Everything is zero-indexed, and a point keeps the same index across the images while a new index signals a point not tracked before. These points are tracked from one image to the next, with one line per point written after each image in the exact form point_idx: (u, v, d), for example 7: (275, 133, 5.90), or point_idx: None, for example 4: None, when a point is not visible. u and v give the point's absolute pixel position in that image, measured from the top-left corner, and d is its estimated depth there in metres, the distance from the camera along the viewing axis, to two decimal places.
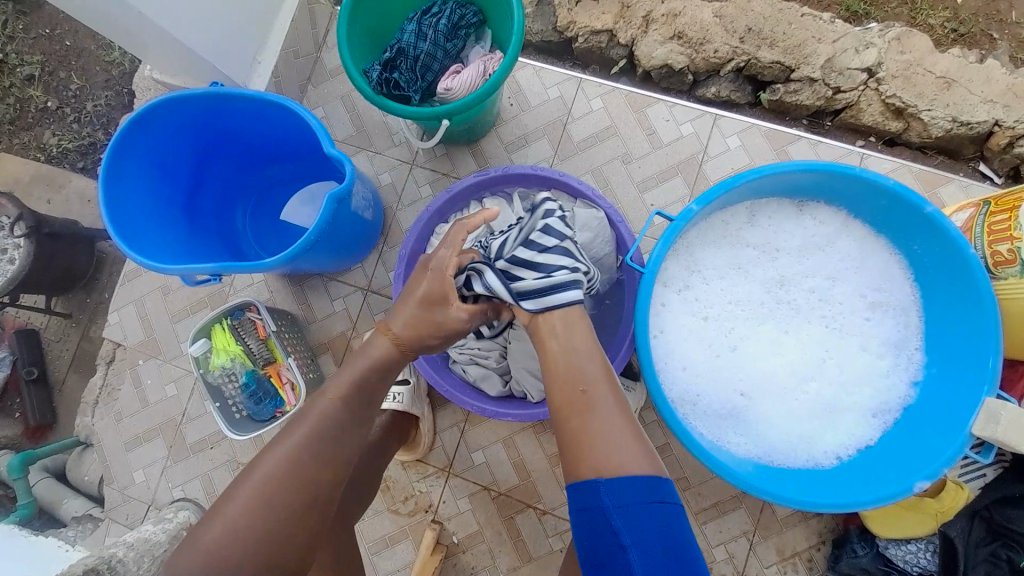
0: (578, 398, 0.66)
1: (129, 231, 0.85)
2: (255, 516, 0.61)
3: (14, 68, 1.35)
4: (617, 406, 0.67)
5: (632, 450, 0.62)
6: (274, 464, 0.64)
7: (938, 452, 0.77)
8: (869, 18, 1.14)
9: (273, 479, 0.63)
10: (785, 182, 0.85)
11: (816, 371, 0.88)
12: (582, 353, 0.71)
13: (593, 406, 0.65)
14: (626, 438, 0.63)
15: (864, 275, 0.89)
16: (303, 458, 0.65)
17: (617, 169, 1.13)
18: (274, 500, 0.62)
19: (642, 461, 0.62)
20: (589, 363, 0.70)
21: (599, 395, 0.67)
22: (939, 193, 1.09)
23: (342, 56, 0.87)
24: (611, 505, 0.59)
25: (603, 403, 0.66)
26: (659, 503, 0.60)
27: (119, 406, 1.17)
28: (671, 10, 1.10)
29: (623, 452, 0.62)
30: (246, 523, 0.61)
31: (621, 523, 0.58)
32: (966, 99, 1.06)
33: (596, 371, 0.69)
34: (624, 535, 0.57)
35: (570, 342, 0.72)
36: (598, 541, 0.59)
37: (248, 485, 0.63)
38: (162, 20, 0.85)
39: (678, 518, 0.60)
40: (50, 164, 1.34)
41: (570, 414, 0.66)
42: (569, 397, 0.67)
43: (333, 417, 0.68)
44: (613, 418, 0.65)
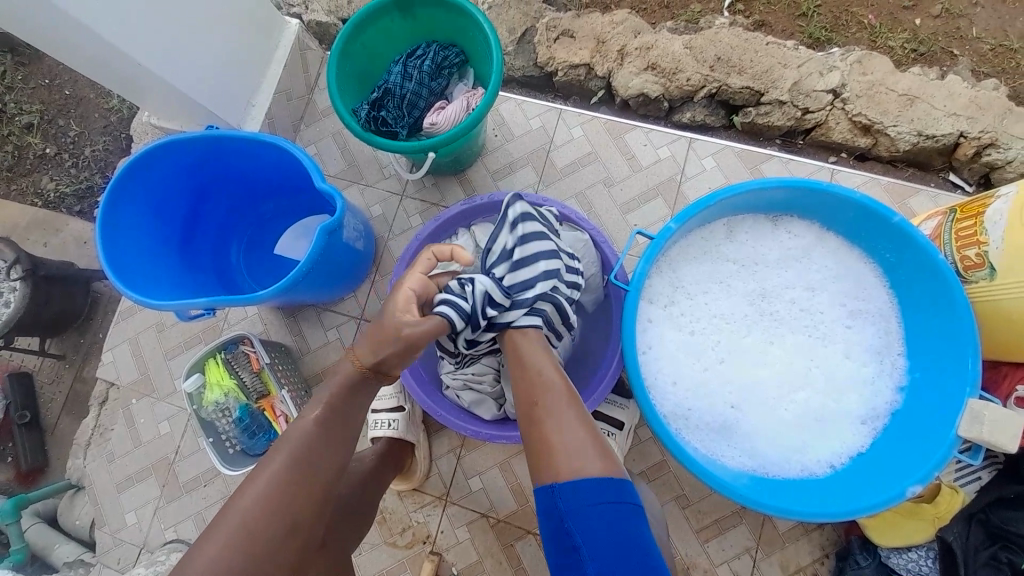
0: (539, 406, 0.69)
1: (125, 270, 0.87)
2: (232, 554, 0.60)
3: (14, 117, 1.40)
4: (579, 412, 0.68)
5: (588, 453, 0.63)
6: (251, 499, 0.63)
7: (926, 456, 0.78)
8: (831, 44, 1.22)
9: (250, 515, 0.62)
10: (759, 199, 0.89)
11: (803, 380, 0.90)
12: (539, 364, 0.74)
13: (549, 413, 0.68)
14: (585, 441, 0.64)
15: (842, 284, 0.92)
16: (282, 491, 0.64)
17: (600, 193, 1.17)
18: (251, 536, 0.61)
19: (602, 461, 0.63)
20: (552, 373, 0.73)
21: (560, 404, 0.69)
22: (910, 204, 1.14)
23: (332, 97, 0.92)
24: (565, 508, 0.60)
25: (559, 410, 0.68)
26: (619, 506, 0.60)
27: (112, 447, 1.15)
28: (644, 43, 1.17)
29: (583, 456, 0.63)
30: (224, 561, 0.59)
31: (575, 525, 0.59)
32: (929, 114, 1.12)
33: (553, 380, 0.72)
34: (576, 537, 0.58)
35: (528, 356, 0.76)
36: (558, 544, 0.60)
37: (227, 523, 0.61)
38: (154, 66, 0.89)
39: (634, 518, 0.61)
40: (47, 209, 1.37)
41: (530, 423, 0.69)
42: (530, 406, 0.70)
43: (311, 447, 0.68)
44: (575, 423, 0.66)
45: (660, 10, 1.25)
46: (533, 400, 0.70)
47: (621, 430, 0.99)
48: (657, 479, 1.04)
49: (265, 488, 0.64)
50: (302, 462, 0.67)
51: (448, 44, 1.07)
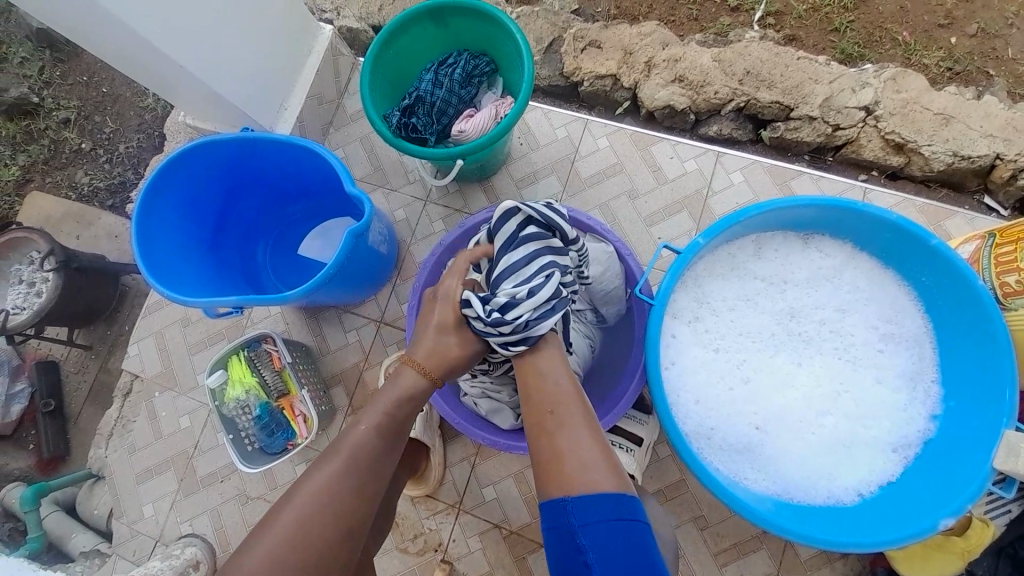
0: (552, 416, 0.69)
1: (157, 265, 0.89)
2: (292, 551, 0.59)
3: (52, 112, 1.45)
4: (591, 426, 0.68)
5: (600, 468, 0.63)
6: (307, 503, 0.63)
7: (960, 488, 0.75)
8: (863, 60, 1.20)
9: (306, 518, 0.62)
10: (790, 216, 0.87)
11: (831, 404, 0.87)
12: (552, 374, 0.74)
13: (561, 424, 0.68)
14: (597, 455, 0.64)
15: (874, 307, 0.89)
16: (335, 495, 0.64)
17: (624, 205, 1.17)
18: (310, 532, 0.61)
19: (613, 477, 0.62)
20: (567, 384, 0.73)
21: (573, 415, 0.69)
22: (945, 226, 1.11)
23: (364, 102, 0.93)
24: (577, 524, 0.58)
25: (571, 422, 0.68)
26: (632, 523, 0.59)
27: (133, 438, 1.18)
28: (672, 55, 1.17)
29: (597, 470, 0.62)
30: (286, 553, 0.59)
31: (587, 541, 0.57)
32: (965, 135, 1.09)
33: (566, 391, 0.72)
34: (588, 553, 0.56)
35: (540, 364, 0.75)
36: (565, 561, 0.58)
37: (282, 525, 0.61)
38: (192, 66, 0.91)
39: (645, 537, 0.59)
40: (81, 202, 1.41)
41: (542, 433, 0.68)
42: (542, 416, 0.70)
43: (365, 457, 0.68)
44: (586, 436, 0.66)
45: (689, 22, 1.24)
46: (546, 409, 0.70)
47: (640, 446, 0.97)
48: (674, 498, 1.02)
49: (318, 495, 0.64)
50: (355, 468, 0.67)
51: (478, 52, 1.08)
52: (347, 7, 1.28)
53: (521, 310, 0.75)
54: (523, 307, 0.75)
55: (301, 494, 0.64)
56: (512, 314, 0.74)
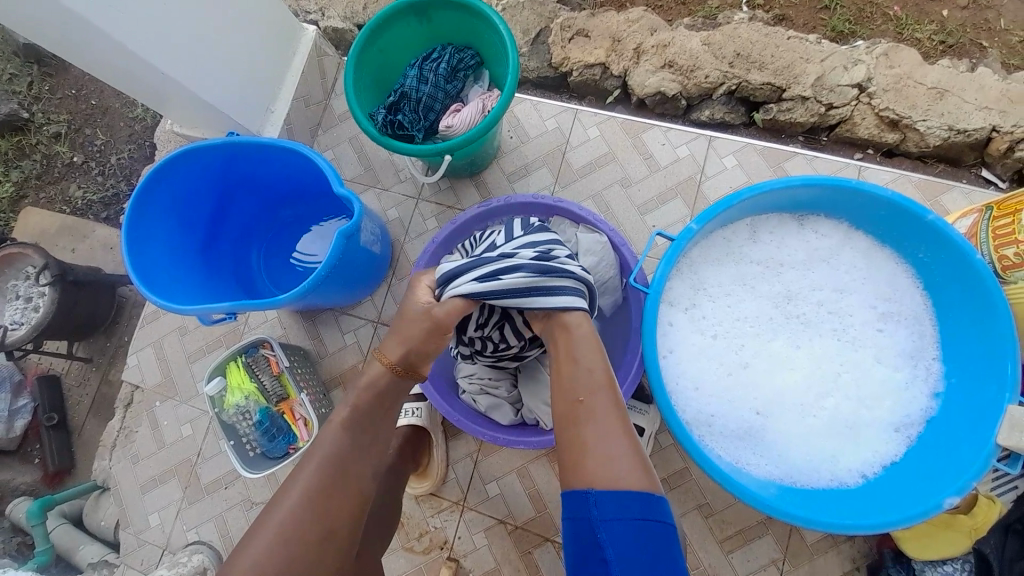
0: (581, 405, 0.66)
1: (150, 275, 0.89)
2: (279, 543, 0.62)
3: (41, 126, 1.44)
4: (620, 418, 0.66)
5: (626, 466, 0.61)
6: (285, 515, 0.63)
7: (965, 464, 0.74)
8: (855, 37, 1.18)
9: (286, 528, 0.63)
10: (784, 198, 0.86)
11: (832, 386, 0.87)
12: (587, 361, 0.71)
13: (591, 414, 0.65)
14: (624, 450, 0.62)
15: (872, 286, 0.89)
16: (314, 501, 0.65)
17: (617, 194, 1.16)
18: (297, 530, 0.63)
19: (639, 474, 0.61)
20: (602, 373, 0.69)
21: (605, 406, 0.66)
22: (943, 201, 1.10)
23: (349, 101, 0.92)
24: (598, 519, 0.58)
25: (602, 414, 0.65)
26: (652, 522, 0.59)
27: (136, 448, 1.18)
28: (660, 41, 1.15)
29: (622, 467, 0.61)
30: (275, 544, 0.62)
31: (607, 536, 0.57)
32: (960, 108, 1.07)
33: (600, 380, 0.69)
34: (606, 550, 0.56)
35: (575, 350, 0.72)
36: (582, 552, 0.59)
37: (261, 537, 0.62)
38: (173, 72, 0.90)
39: (664, 537, 0.59)
40: (75, 215, 1.41)
41: (569, 422, 0.66)
42: (571, 405, 0.67)
43: (345, 460, 0.69)
44: (615, 429, 0.64)
45: (677, 7, 1.23)
46: (575, 397, 0.68)
47: (642, 436, 0.98)
48: (678, 487, 1.01)
49: (297, 505, 0.64)
50: (334, 473, 0.68)
51: (464, 46, 1.07)
52: (332, 7, 1.27)
53: (517, 268, 0.76)
54: (521, 262, 0.76)
55: (279, 507, 0.64)
56: (508, 274, 0.76)
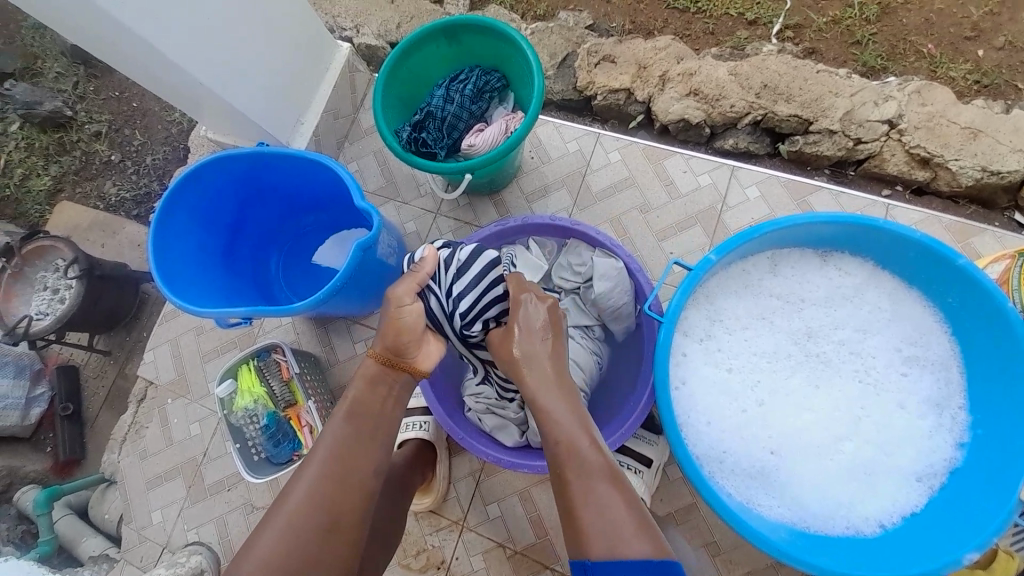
0: (567, 472, 0.63)
1: (173, 277, 0.91)
2: (297, 523, 0.63)
3: (83, 124, 1.51)
4: (614, 481, 0.62)
5: (624, 531, 0.58)
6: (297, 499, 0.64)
7: (985, 521, 0.70)
8: (886, 73, 1.17)
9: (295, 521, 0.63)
10: (808, 233, 0.84)
11: (852, 429, 0.83)
12: (561, 423, 0.67)
13: (577, 481, 0.62)
14: (622, 515, 0.59)
15: (897, 327, 0.85)
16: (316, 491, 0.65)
17: (635, 219, 1.15)
18: (314, 511, 0.64)
19: (642, 538, 0.58)
20: (580, 435, 0.66)
21: (592, 469, 0.63)
22: (973, 244, 1.06)
23: (375, 117, 0.94)
24: None
25: (590, 481, 0.62)
26: None
27: (145, 443, 1.19)
28: (686, 69, 1.16)
29: (622, 533, 0.58)
30: (298, 518, 0.63)
31: None
32: (994, 150, 1.05)
33: (580, 444, 0.65)
34: None
35: (546, 411, 0.69)
36: None
37: (271, 530, 0.62)
38: (204, 76, 0.92)
39: None
40: (108, 212, 1.46)
41: (560, 489, 0.64)
42: (558, 471, 0.65)
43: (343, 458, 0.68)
44: (609, 493, 0.61)
45: (704, 37, 1.23)
46: (559, 461, 0.65)
47: (650, 468, 0.95)
48: (685, 524, 0.98)
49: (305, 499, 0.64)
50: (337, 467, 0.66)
51: (490, 68, 1.09)
52: (366, 25, 1.31)
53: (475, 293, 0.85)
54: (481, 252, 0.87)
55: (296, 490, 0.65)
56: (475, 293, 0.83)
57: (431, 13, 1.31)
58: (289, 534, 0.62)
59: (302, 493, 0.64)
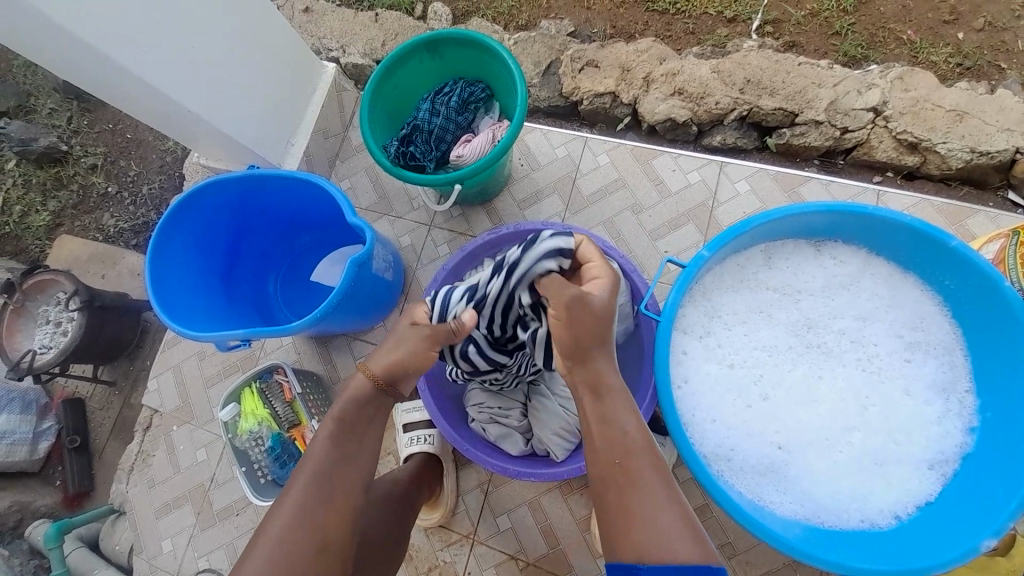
0: (622, 471, 0.64)
1: (171, 304, 0.92)
2: (283, 543, 0.63)
3: (79, 158, 1.53)
4: (667, 486, 0.63)
5: (677, 536, 0.59)
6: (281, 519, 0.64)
7: (1001, 505, 0.69)
8: (868, 61, 1.18)
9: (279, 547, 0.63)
10: (800, 224, 0.84)
11: (858, 419, 0.83)
12: (619, 423, 0.67)
13: (632, 482, 0.63)
14: (673, 518, 0.60)
15: (896, 314, 0.85)
16: (301, 513, 0.65)
17: (628, 220, 1.15)
18: (300, 528, 0.64)
19: (693, 543, 0.59)
20: (637, 436, 0.66)
21: (647, 471, 0.64)
22: (968, 226, 1.06)
23: (363, 134, 0.95)
24: None
25: (645, 482, 0.63)
26: None
27: (152, 472, 1.19)
28: (670, 70, 1.17)
29: (673, 537, 0.59)
30: (284, 537, 0.63)
31: None
32: (981, 130, 1.05)
33: (637, 446, 0.65)
34: None
35: (606, 407, 0.68)
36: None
37: (254, 558, 0.62)
38: (194, 105, 0.93)
39: None
40: (107, 243, 1.47)
41: (611, 486, 0.64)
42: (611, 469, 0.65)
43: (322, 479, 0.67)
44: (660, 493, 0.62)
45: (686, 37, 1.25)
46: (613, 459, 0.65)
47: None
48: None
49: (284, 525, 0.64)
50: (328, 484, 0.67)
51: (474, 80, 1.10)
52: (352, 45, 1.33)
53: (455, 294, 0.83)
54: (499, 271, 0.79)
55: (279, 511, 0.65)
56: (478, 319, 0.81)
57: (415, 29, 1.33)
58: (276, 554, 0.62)
59: (286, 511, 0.65)
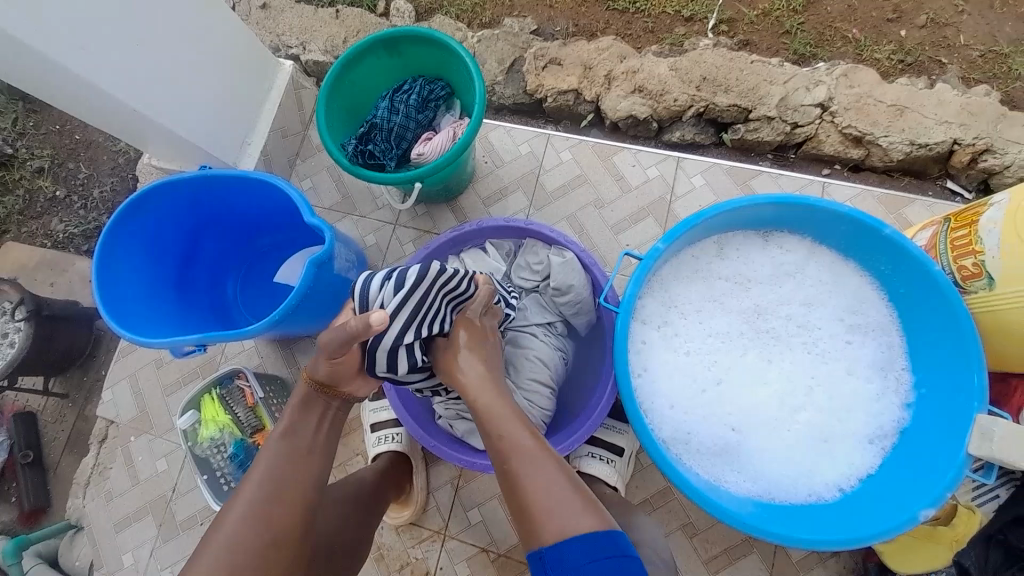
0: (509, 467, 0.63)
1: (120, 311, 0.88)
2: (237, 544, 0.62)
3: (24, 161, 1.45)
4: (559, 466, 0.63)
5: (574, 512, 0.59)
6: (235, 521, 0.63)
7: (937, 478, 0.74)
8: (817, 59, 1.24)
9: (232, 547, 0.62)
10: (749, 215, 0.88)
11: (807, 400, 0.87)
12: (501, 423, 0.66)
13: (522, 472, 0.62)
14: (569, 495, 0.60)
15: (839, 299, 0.90)
16: (259, 519, 0.64)
17: (591, 214, 1.18)
18: (255, 528, 0.63)
19: (591, 514, 0.59)
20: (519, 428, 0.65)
21: (534, 458, 0.63)
22: (907, 214, 1.13)
23: (321, 133, 0.94)
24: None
25: (535, 470, 0.62)
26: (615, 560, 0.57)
27: (110, 485, 1.15)
28: (630, 68, 1.20)
29: (571, 515, 0.58)
30: (236, 540, 0.62)
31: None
32: (920, 124, 1.12)
33: (521, 439, 0.64)
34: None
35: (488, 407, 0.68)
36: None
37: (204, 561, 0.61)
38: (138, 102, 0.89)
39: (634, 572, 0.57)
40: (56, 249, 1.41)
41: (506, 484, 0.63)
42: (502, 467, 0.64)
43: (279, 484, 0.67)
44: (554, 476, 0.61)
45: (646, 35, 1.28)
46: (502, 459, 0.64)
47: (621, 457, 0.97)
48: (662, 508, 1.00)
49: (235, 531, 0.63)
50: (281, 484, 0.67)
51: (434, 78, 1.10)
52: (312, 41, 1.31)
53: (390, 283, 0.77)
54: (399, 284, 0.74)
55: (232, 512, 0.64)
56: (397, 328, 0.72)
57: (377, 26, 1.32)
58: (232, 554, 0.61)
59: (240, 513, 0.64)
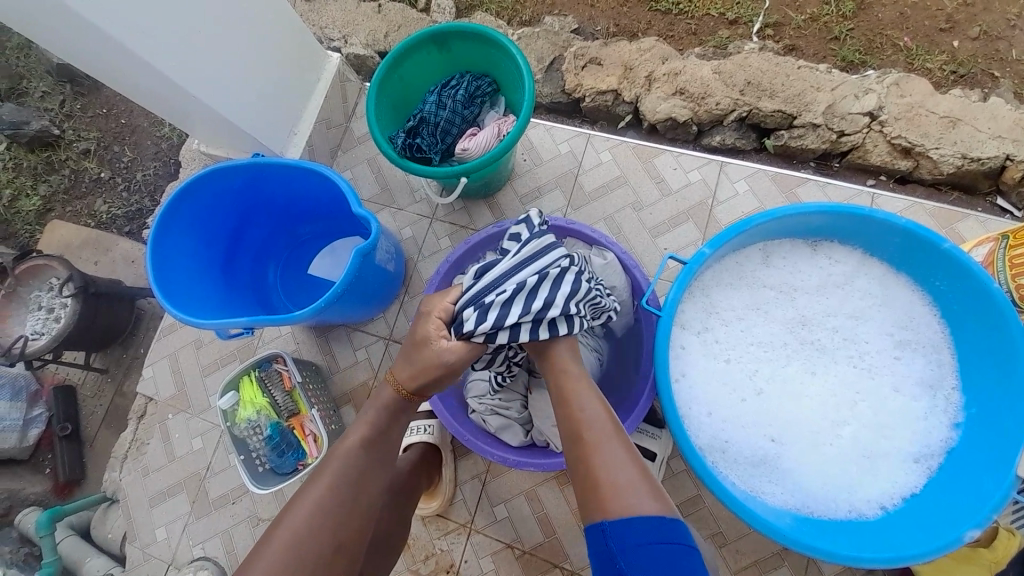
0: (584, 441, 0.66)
1: (171, 289, 0.91)
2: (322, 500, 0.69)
3: (71, 143, 1.50)
4: (628, 450, 0.65)
5: (640, 494, 0.60)
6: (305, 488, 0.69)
7: (984, 498, 0.72)
8: (865, 67, 1.20)
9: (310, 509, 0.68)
10: (799, 223, 0.86)
11: (849, 414, 0.85)
12: (581, 399, 0.71)
13: (596, 451, 0.64)
14: (637, 478, 0.62)
15: (888, 313, 0.88)
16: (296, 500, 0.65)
17: (629, 217, 1.17)
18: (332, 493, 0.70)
19: (657, 501, 0.60)
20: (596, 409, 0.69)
21: (606, 437, 0.66)
22: (958, 229, 1.09)
23: (370, 124, 0.95)
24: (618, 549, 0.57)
25: (609, 449, 0.64)
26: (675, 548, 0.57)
27: (146, 461, 1.18)
28: (672, 70, 1.18)
29: (635, 492, 0.60)
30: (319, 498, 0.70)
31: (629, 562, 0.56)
32: (973, 137, 1.08)
33: (598, 418, 0.68)
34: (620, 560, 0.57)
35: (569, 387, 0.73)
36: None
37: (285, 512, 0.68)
38: (195, 89, 0.92)
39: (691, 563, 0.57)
40: (99, 229, 1.45)
41: (578, 461, 0.66)
42: (576, 444, 0.67)
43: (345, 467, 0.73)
44: (623, 456, 0.64)
45: (688, 37, 1.26)
46: (576, 434, 0.67)
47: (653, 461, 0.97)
48: (692, 515, 0.99)
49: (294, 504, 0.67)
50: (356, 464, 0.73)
51: (480, 74, 1.11)
52: (355, 35, 1.33)
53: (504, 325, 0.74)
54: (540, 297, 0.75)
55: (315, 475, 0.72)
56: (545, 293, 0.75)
57: (419, 21, 1.33)
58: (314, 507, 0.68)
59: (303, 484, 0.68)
